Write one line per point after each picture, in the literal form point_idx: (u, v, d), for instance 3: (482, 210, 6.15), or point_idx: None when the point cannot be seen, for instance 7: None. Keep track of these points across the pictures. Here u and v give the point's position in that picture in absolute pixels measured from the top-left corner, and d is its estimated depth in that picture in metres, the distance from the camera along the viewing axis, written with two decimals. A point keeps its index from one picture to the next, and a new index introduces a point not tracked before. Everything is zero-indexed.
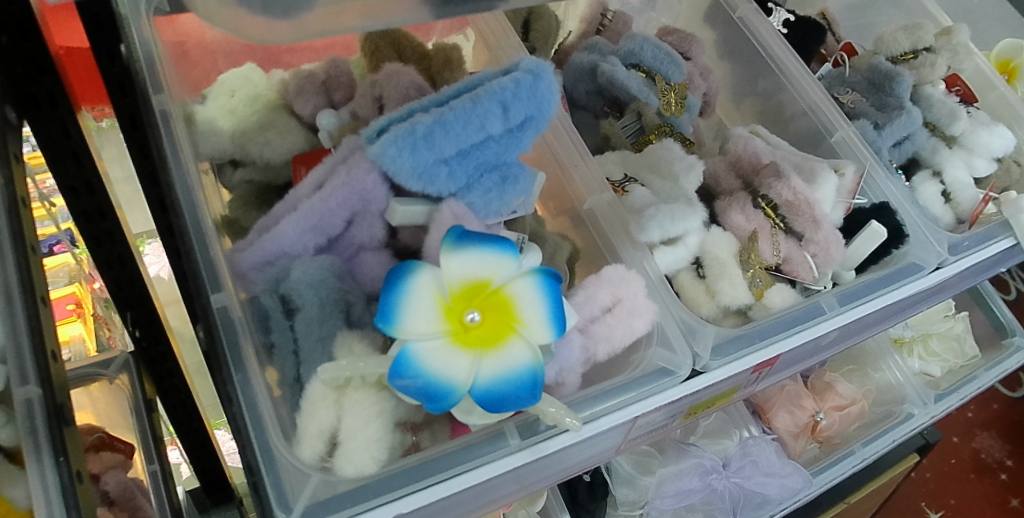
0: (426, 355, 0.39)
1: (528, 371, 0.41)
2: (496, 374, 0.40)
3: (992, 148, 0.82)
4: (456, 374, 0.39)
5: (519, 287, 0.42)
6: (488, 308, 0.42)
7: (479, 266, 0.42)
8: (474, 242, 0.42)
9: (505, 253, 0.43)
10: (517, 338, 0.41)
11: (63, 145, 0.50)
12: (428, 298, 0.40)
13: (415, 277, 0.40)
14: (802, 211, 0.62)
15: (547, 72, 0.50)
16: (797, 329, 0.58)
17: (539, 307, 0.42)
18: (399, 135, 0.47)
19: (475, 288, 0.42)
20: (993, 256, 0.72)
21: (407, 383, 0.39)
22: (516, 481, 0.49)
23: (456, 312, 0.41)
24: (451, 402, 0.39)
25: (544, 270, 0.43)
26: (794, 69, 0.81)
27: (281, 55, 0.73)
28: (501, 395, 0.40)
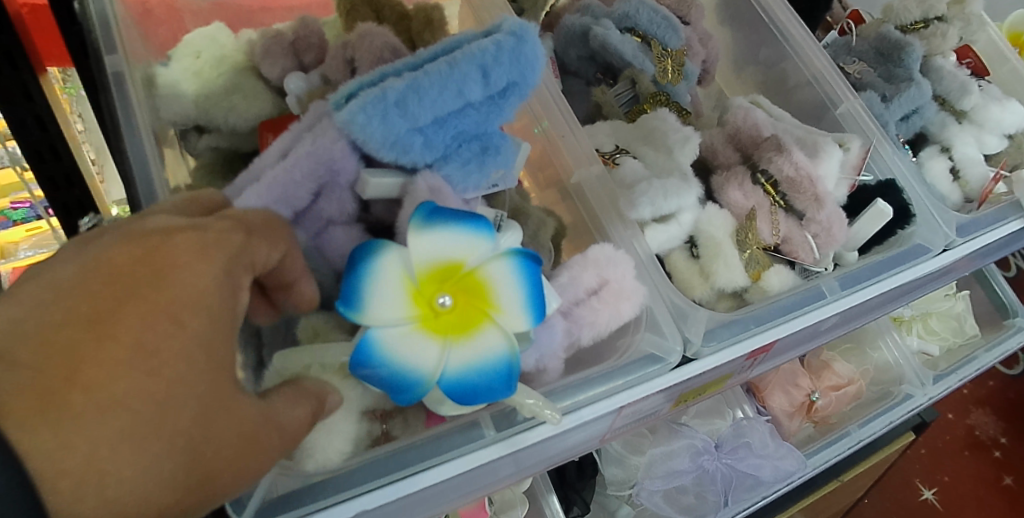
0: (391, 343, 0.36)
1: (503, 362, 0.38)
2: (467, 365, 0.37)
3: (1004, 124, 0.78)
4: (422, 364, 0.36)
5: (495, 270, 0.39)
6: (461, 292, 0.38)
7: (452, 244, 0.38)
8: (449, 217, 0.38)
9: (481, 232, 0.39)
10: (490, 326, 0.38)
11: (25, 108, 0.60)
12: (395, 281, 0.37)
13: (382, 255, 0.37)
14: (804, 188, 0.58)
15: (532, 35, 0.46)
16: (796, 314, 0.55)
17: (516, 291, 0.39)
18: (369, 101, 0.43)
19: (447, 269, 0.38)
20: (1001, 238, 0.69)
21: (369, 373, 0.36)
22: (492, 474, 0.46)
23: (425, 295, 0.37)
24: (417, 394, 0.36)
25: (522, 251, 0.40)
26: (799, 36, 0.76)
27: (255, 11, 0.67)
28: (473, 387, 0.37)
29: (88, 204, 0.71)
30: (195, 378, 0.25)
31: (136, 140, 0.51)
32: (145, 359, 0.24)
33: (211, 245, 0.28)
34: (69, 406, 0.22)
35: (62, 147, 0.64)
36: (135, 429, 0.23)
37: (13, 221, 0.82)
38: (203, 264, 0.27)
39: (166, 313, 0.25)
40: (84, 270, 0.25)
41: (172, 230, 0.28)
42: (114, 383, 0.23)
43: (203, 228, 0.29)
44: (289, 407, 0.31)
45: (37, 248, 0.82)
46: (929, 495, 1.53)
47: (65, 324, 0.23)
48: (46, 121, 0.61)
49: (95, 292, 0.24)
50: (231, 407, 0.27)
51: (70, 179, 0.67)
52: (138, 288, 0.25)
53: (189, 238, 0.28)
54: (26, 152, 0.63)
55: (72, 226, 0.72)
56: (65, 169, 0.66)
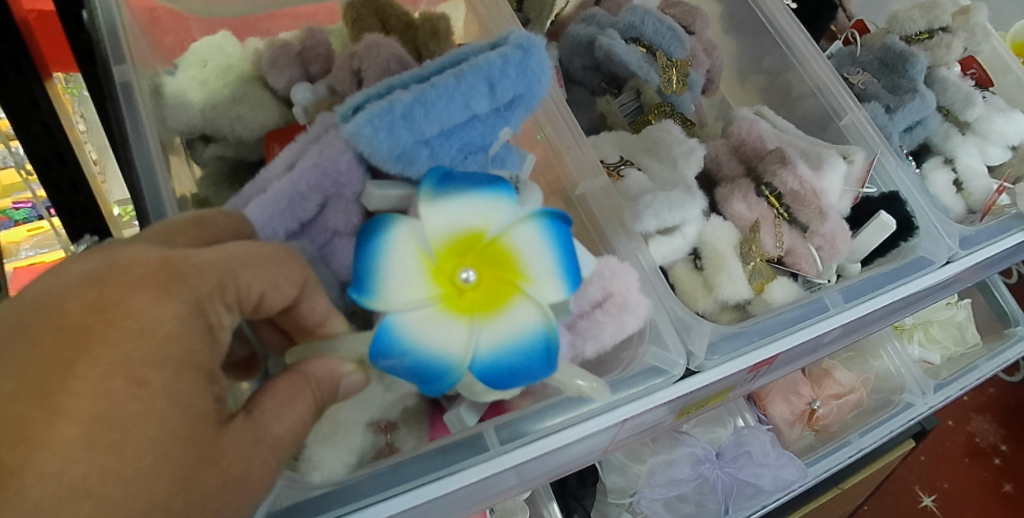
0: (414, 328, 0.36)
1: (537, 335, 0.37)
2: (499, 342, 0.37)
3: (1008, 136, 0.78)
4: (451, 347, 0.36)
5: (519, 236, 0.38)
6: (485, 264, 0.38)
7: (468, 213, 0.38)
8: (461, 185, 0.38)
9: (500, 198, 0.38)
10: (519, 297, 0.37)
11: (31, 114, 0.60)
12: (413, 263, 0.37)
13: (394, 233, 0.37)
14: (809, 201, 0.58)
15: (538, 47, 0.47)
16: (799, 327, 0.55)
17: (543, 258, 0.38)
18: (376, 113, 0.44)
19: (467, 241, 0.38)
20: (1005, 250, 0.69)
21: (394, 362, 0.36)
22: (494, 486, 0.46)
23: (446, 272, 0.37)
24: (448, 378, 0.36)
25: (546, 212, 0.39)
26: (804, 47, 0.76)
27: (262, 20, 0.67)
28: (507, 366, 0.37)
29: (93, 209, 0.71)
30: (160, 446, 0.25)
31: (141, 151, 0.51)
32: (103, 431, 0.23)
33: (172, 285, 0.27)
34: (20, 492, 0.22)
35: (67, 154, 0.65)
36: (100, 508, 0.23)
37: (14, 221, 0.82)
38: (161, 310, 0.26)
39: (123, 373, 0.24)
40: (33, 325, 0.24)
41: (128, 270, 0.27)
42: (70, 464, 0.22)
43: (162, 266, 0.28)
44: (288, 411, 0.31)
45: (38, 248, 0.83)
46: (929, 502, 1.54)
47: (13, 396, 0.22)
48: (52, 128, 0.62)
49: (42, 353, 0.23)
50: (211, 455, 0.27)
51: (75, 185, 0.68)
52: (88, 341, 0.24)
53: (145, 282, 0.27)
54: (32, 158, 0.64)
55: (77, 231, 0.72)
56: (70, 175, 0.67)
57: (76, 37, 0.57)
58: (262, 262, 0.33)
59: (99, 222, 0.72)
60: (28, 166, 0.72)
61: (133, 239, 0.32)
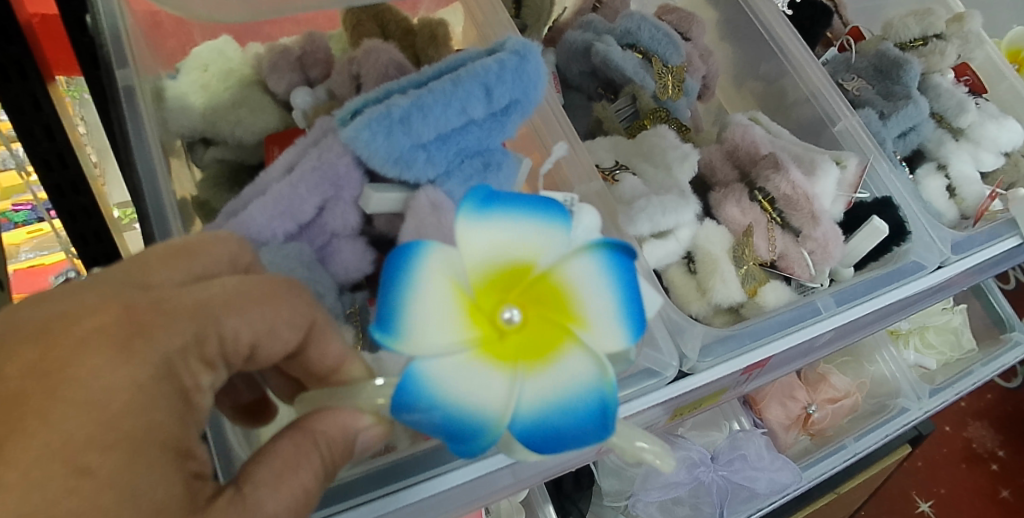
0: (446, 378, 0.30)
1: (592, 393, 0.31)
2: (548, 399, 0.30)
3: (1000, 142, 0.78)
4: (489, 403, 0.30)
5: (575, 271, 0.32)
6: (533, 303, 0.32)
7: (513, 241, 0.32)
8: (507, 207, 0.32)
9: (552, 223, 0.33)
10: (573, 344, 0.31)
11: (33, 117, 0.61)
12: (447, 299, 0.31)
13: (426, 260, 0.31)
14: (801, 205, 0.59)
15: (534, 54, 0.48)
16: (790, 330, 0.55)
17: (603, 297, 0.32)
18: (374, 118, 0.45)
19: (510, 275, 0.32)
20: (998, 255, 0.70)
21: (420, 417, 0.30)
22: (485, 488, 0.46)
23: (485, 310, 0.32)
24: (484, 440, 0.30)
25: (610, 242, 0.32)
26: (799, 53, 0.76)
27: (263, 25, 0.68)
28: (556, 428, 0.30)
29: (94, 211, 0.72)
30: None
31: (143, 155, 0.52)
32: None
33: (128, 354, 0.27)
34: None
35: (69, 156, 0.66)
36: None
37: (14, 223, 0.82)
38: (113, 384, 0.26)
39: (61, 459, 0.24)
40: None
41: (83, 336, 0.27)
42: None
43: (122, 329, 0.28)
44: (287, 482, 0.31)
45: (38, 250, 0.84)
46: (925, 508, 1.55)
47: None
48: (54, 130, 0.63)
49: None
50: None
51: (76, 188, 0.69)
52: (29, 423, 0.24)
53: (99, 350, 0.27)
54: (34, 160, 0.65)
55: (78, 232, 0.73)
56: (71, 178, 0.67)
57: (78, 41, 0.58)
58: (252, 304, 0.32)
59: (99, 224, 0.73)
60: (30, 167, 0.73)
61: (132, 262, 0.32)
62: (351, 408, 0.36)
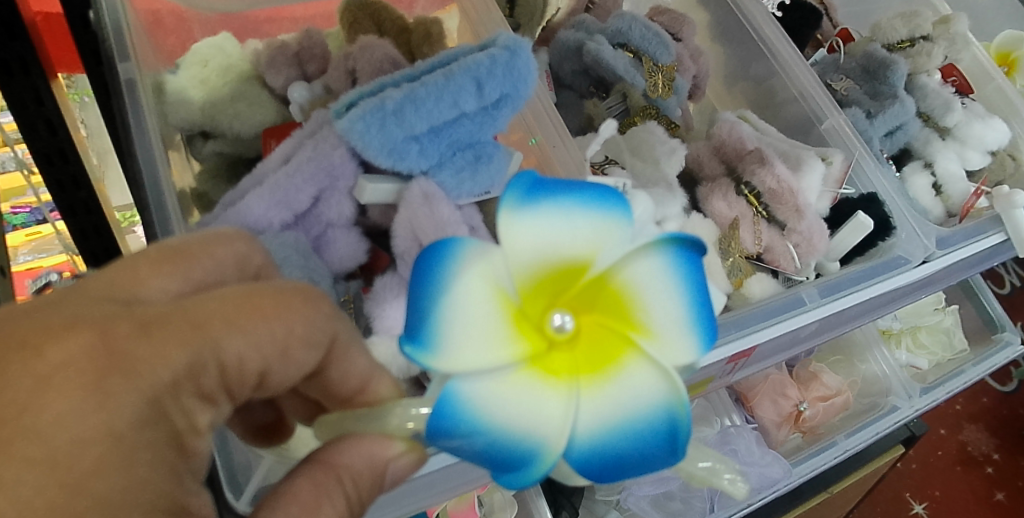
0: (489, 400, 0.29)
1: (658, 412, 0.29)
2: (607, 422, 0.29)
3: (987, 141, 0.79)
4: (541, 429, 0.29)
5: (634, 273, 0.30)
6: (587, 309, 0.30)
7: (563, 237, 0.30)
8: (548, 195, 0.30)
9: (605, 216, 0.30)
10: (633, 359, 0.30)
11: (36, 112, 0.62)
12: (488, 308, 0.30)
13: (461, 263, 0.30)
14: (786, 199, 0.60)
15: (525, 49, 0.49)
16: (775, 320, 0.57)
17: (665, 303, 0.30)
18: (368, 110, 0.47)
19: (559, 278, 0.30)
20: (982, 251, 0.71)
21: (464, 443, 0.29)
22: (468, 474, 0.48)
23: (531, 319, 0.30)
24: (536, 470, 0.28)
25: (676, 238, 0.29)
26: (787, 54, 0.78)
27: (261, 22, 0.69)
28: (617, 454, 0.29)
29: (94, 205, 0.73)
30: None
31: (143, 147, 0.53)
32: None
33: (107, 396, 0.25)
34: None
35: (70, 151, 0.67)
36: None
37: (13, 225, 0.82)
38: (89, 432, 0.24)
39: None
40: None
41: (49, 373, 0.24)
42: None
43: (98, 361, 0.25)
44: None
45: (37, 252, 0.86)
46: (919, 509, 1.56)
47: None
48: (55, 125, 0.64)
49: None
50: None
51: (76, 182, 0.70)
52: None
53: (69, 389, 0.24)
54: (35, 155, 0.66)
55: (78, 227, 0.75)
56: (71, 172, 0.69)
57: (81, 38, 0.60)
58: (255, 326, 0.30)
59: (100, 219, 0.75)
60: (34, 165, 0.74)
61: (118, 277, 0.30)
62: (376, 433, 0.35)
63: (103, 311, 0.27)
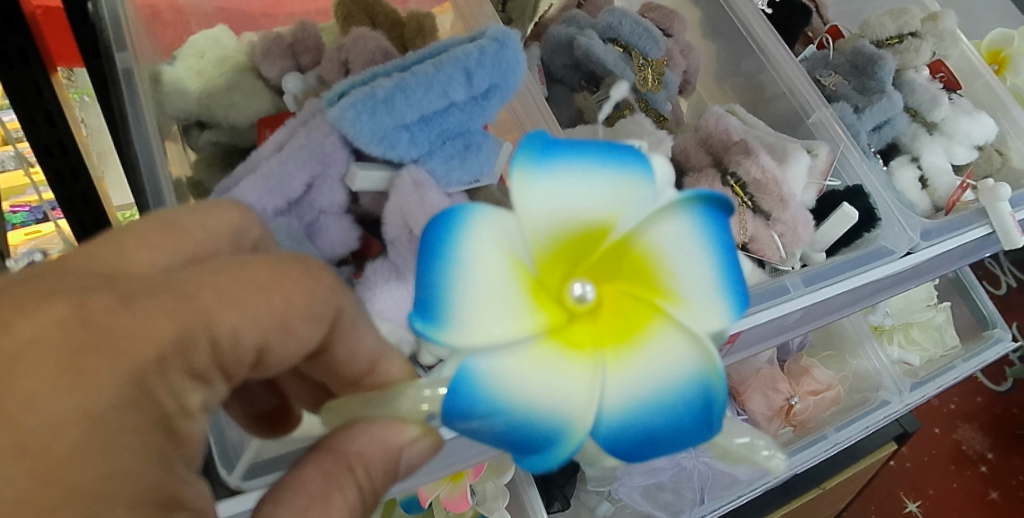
0: (511, 375, 0.30)
1: (693, 380, 0.30)
2: (636, 395, 0.30)
3: (973, 136, 0.80)
4: (570, 403, 0.30)
5: (658, 238, 0.32)
6: (612, 276, 0.32)
7: (581, 204, 0.31)
8: (570, 158, 0.31)
9: (624, 177, 0.32)
10: (661, 329, 0.31)
11: (35, 104, 0.64)
12: (508, 277, 0.31)
13: (472, 229, 0.31)
14: (770, 189, 0.62)
15: (513, 41, 0.51)
16: (760, 307, 0.57)
17: (692, 266, 0.32)
18: (359, 99, 0.48)
19: (584, 244, 0.32)
20: (967, 244, 0.72)
21: (486, 423, 0.30)
22: (447, 457, 0.48)
23: (556, 286, 0.31)
24: (564, 450, 0.30)
25: (702, 195, 0.31)
26: (775, 50, 0.79)
27: (258, 16, 0.70)
28: (648, 430, 0.30)
29: (92, 198, 0.75)
30: None
31: (140, 136, 0.55)
32: None
33: (82, 373, 0.25)
34: None
35: (69, 143, 0.68)
36: None
37: (12, 225, 0.84)
38: (65, 411, 0.24)
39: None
40: None
41: (20, 350, 0.24)
42: None
43: (71, 336, 0.25)
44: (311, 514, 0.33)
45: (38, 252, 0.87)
46: (913, 507, 1.57)
47: None
48: (54, 116, 0.65)
49: None
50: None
51: (76, 173, 0.71)
52: None
53: (41, 367, 0.24)
54: (35, 147, 0.67)
55: (77, 219, 0.76)
56: (70, 164, 0.70)
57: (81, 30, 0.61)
58: (250, 302, 0.31)
59: (99, 211, 0.76)
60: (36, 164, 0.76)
61: (103, 251, 0.30)
62: (387, 417, 0.36)
63: (81, 285, 0.27)
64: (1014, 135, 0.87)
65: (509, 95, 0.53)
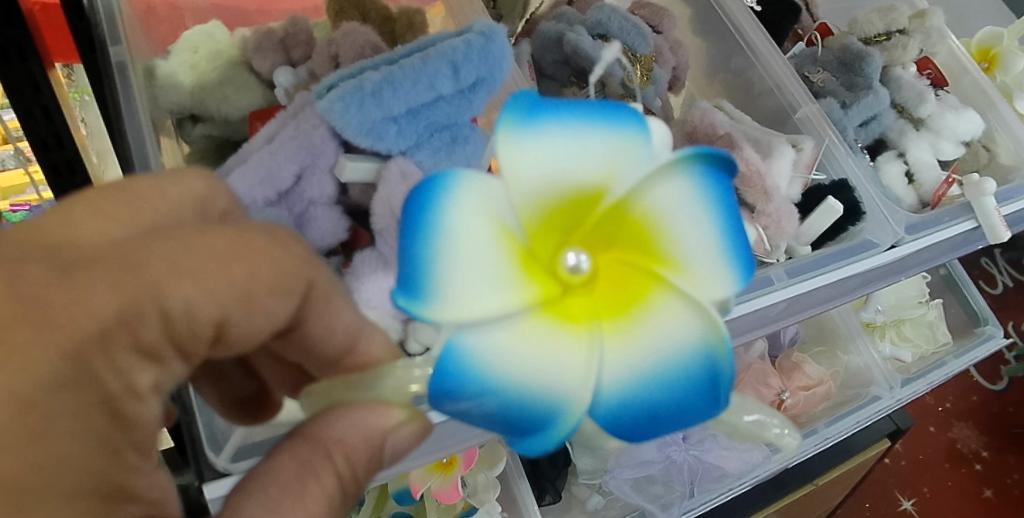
0: (506, 351, 0.31)
1: (699, 352, 0.31)
2: (633, 368, 0.31)
3: (959, 132, 0.81)
4: (568, 377, 0.31)
5: (655, 201, 0.32)
6: (610, 243, 0.33)
7: (573, 171, 0.32)
8: (561, 115, 0.32)
9: (616, 137, 0.32)
10: (660, 301, 0.32)
11: (33, 99, 0.65)
12: (499, 247, 0.31)
13: (454, 197, 0.31)
14: (755, 182, 0.62)
15: (500, 35, 0.52)
16: (745, 299, 0.58)
17: (690, 228, 0.33)
18: (347, 91, 0.49)
19: (577, 212, 0.33)
20: (953, 238, 0.73)
21: (481, 404, 0.31)
22: (435, 443, 0.49)
23: (555, 255, 0.33)
24: (562, 432, 0.31)
25: (698, 152, 0.32)
26: (763, 47, 0.80)
27: (252, 12, 0.71)
28: (650, 408, 0.31)
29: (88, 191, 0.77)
30: None
31: (133, 128, 0.56)
32: None
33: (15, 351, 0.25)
34: None
35: (66, 137, 0.70)
36: None
37: (12, 221, 0.88)
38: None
39: None
40: None
41: None
42: None
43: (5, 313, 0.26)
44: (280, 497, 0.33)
45: None
46: (907, 505, 1.58)
47: None
48: (52, 112, 0.67)
49: None
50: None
51: (72, 167, 0.73)
52: None
53: None
54: (32, 140, 0.69)
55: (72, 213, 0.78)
56: (68, 158, 0.71)
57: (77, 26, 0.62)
58: (211, 270, 0.32)
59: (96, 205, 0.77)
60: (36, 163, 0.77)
61: (66, 226, 0.31)
62: (372, 401, 0.37)
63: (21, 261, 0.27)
64: (1002, 133, 0.88)
65: (495, 89, 0.54)
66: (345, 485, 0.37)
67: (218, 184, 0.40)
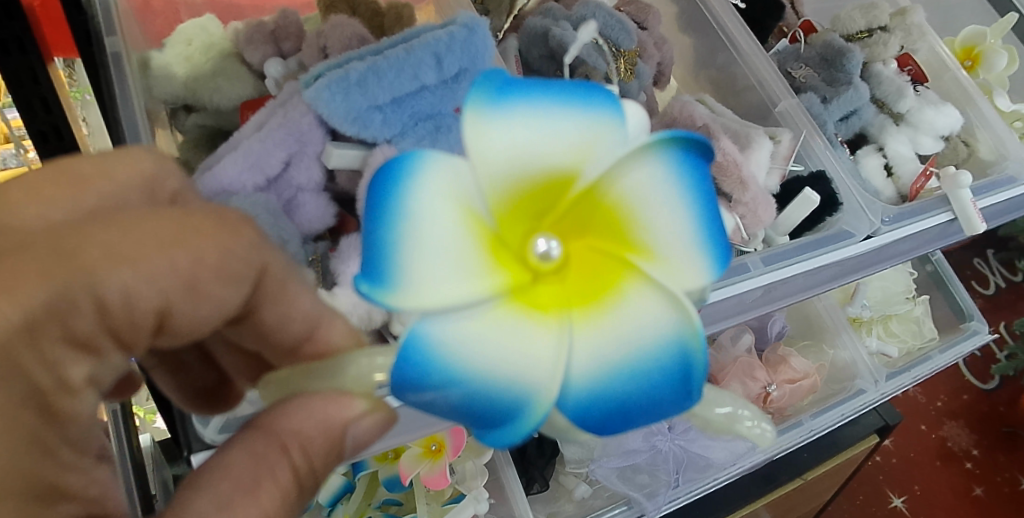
0: (474, 338, 0.33)
1: (666, 339, 0.33)
2: (601, 355, 0.33)
3: (937, 126, 0.83)
4: (537, 363, 0.32)
5: (625, 187, 0.34)
6: (581, 227, 0.34)
7: (541, 157, 0.33)
8: (530, 96, 0.34)
9: (584, 121, 0.34)
10: (629, 289, 0.34)
11: (32, 90, 0.66)
12: (466, 233, 0.33)
13: (420, 183, 0.33)
14: (730, 171, 0.65)
15: (482, 28, 0.54)
16: (723, 285, 0.59)
17: (659, 212, 0.34)
18: (333, 81, 0.51)
19: (548, 197, 0.34)
20: (931, 230, 0.74)
21: (449, 393, 0.32)
22: (415, 424, 0.51)
23: (525, 241, 0.34)
24: (530, 418, 0.32)
25: (668, 135, 0.33)
26: (745, 44, 0.82)
27: (245, 7, 0.73)
28: (620, 397, 0.32)
29: None
30: None
31: (127, 117, 0.57)
32: None
33: None
34: None
35: (64, 129, 0.71)
36: None
37: None
38: None
39: None
40: None
41: None
42: None
43: None
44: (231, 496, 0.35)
45: None
46: (898, 502, 1.60)
47: None
48: (50, 103, 0.68)
49: None
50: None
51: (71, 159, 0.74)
52: None
53: None
54: (31, 132, 0.71)
55: None
56: (65, 150, 0.73)
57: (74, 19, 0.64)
58: (150, 254, 0.33)
59: None
60: (37, 159, 0.79)
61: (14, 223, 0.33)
62: (332, 391, 0.38)
63: None
64: (982, 128, 0.89)
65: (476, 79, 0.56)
66: (302, 478, 0.38)
67: (167, 167, 0.43)
